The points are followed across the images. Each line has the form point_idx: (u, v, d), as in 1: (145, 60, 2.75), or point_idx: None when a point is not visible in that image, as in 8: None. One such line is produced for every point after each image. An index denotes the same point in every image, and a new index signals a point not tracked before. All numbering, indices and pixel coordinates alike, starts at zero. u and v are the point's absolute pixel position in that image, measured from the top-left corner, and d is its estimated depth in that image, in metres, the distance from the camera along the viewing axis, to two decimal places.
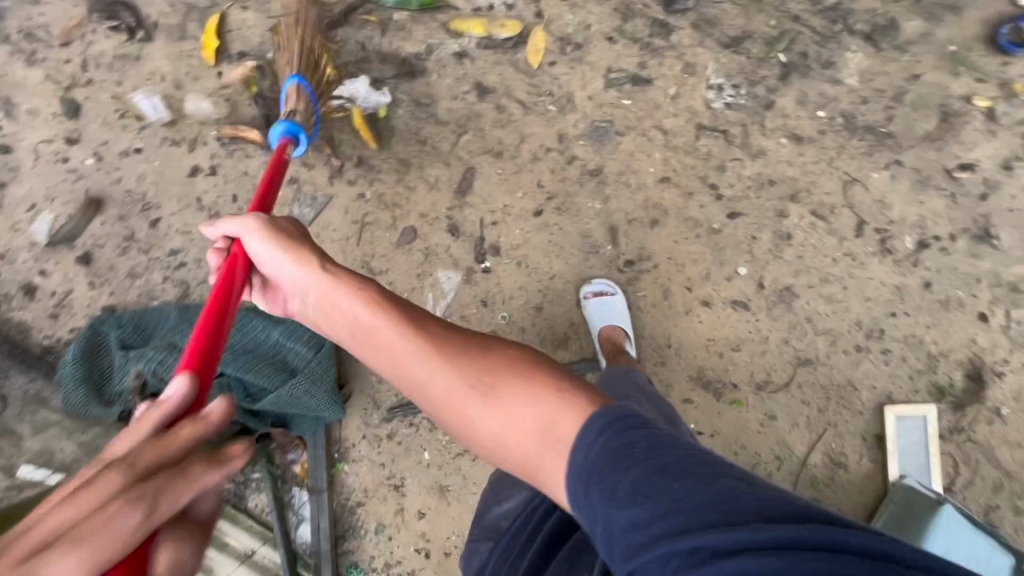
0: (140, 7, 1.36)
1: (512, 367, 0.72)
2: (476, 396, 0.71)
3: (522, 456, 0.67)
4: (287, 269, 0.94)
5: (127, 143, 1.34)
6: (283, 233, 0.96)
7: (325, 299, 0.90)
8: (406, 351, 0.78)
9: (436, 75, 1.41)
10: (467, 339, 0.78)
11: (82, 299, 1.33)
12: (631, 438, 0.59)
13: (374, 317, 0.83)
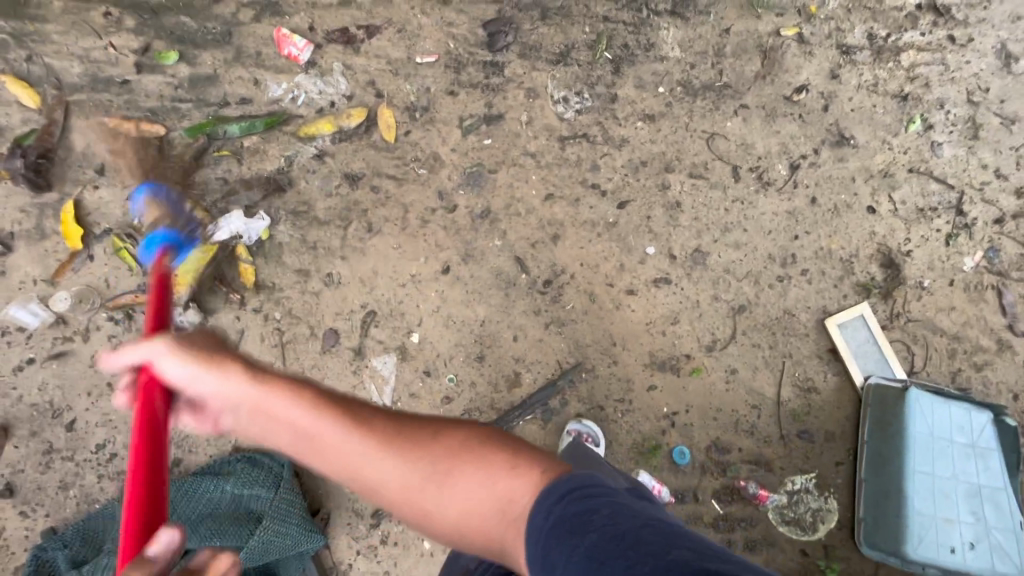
0: None
1: (467, 450, 0.76)
2: (431, 478, 0.74)
3: (482, 536, 0.71)
4: (186, 371, 0.81)
5: (17, 357, 1.29)
6: (197, 351, 0.83)
7: (239, 413, 0.82)
8: (354, 455, 0.76)
9: (303, 181, 1.43)
10: (421, 426, 0.80)
11: (21, 532, 1.25)
12: (591, 505, 0.63)
13: (325, 418, 0.78)
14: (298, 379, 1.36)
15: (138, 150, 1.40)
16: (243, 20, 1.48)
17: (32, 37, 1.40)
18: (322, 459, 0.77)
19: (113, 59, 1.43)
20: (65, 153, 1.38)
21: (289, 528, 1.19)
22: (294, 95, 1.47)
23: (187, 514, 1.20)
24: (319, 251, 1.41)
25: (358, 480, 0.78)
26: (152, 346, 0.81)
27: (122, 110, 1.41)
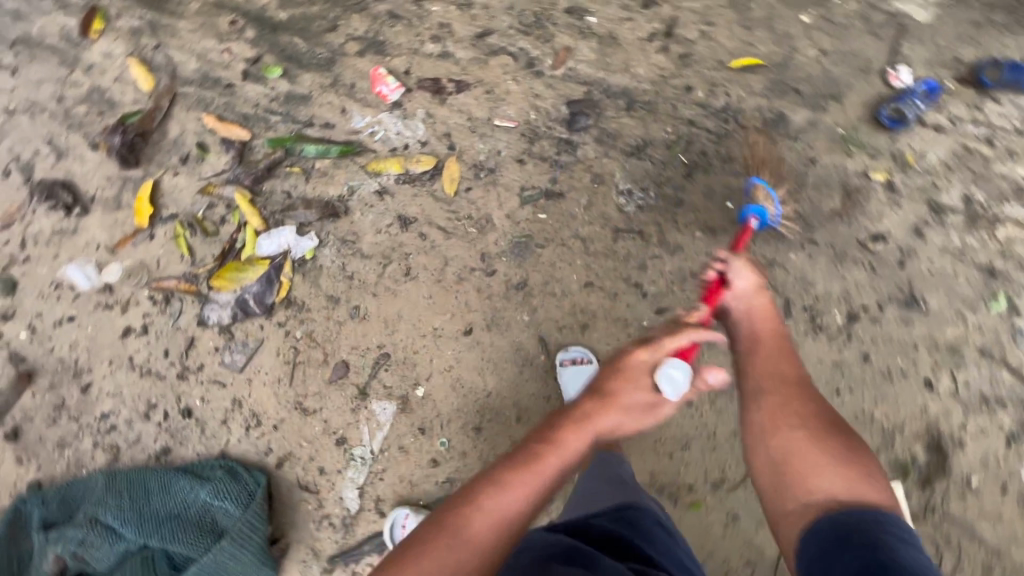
0: (77, 184, 1.45)
1: (799, 450, 1.04)
2: (803, 430, 1.07)
3: (784, 482, 1.01)
4: (746, 288, 1.26)
5: (60, 313, 1.38)
6: (752, 274, 1.33)
7: (748, 317, 1.30)
8: (788, 386, 1.14)
9: (359, 213, 1.48)
10: (814, 405, 1.11)
11: (13, 476, 1.32)
12: (885, 549, 0.80)
13: (794, 368, 1.15)
14: (299, 402, 1.38)
15: (222, 149, 1.49)
16: (348, 52, 1.57)
17: (164, 29, 1.54)
18: (756, 393, 1.15)
19: (226, 62, 1.54)
20: (159, 138, 1.49)
21: (244, 551, 1.20)
22: (374, 130, 1.53)
23: (156, 509, 1.24)
24: (354, 283, 1.44)
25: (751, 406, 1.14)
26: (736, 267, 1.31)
27: (219, 110, 1.52)
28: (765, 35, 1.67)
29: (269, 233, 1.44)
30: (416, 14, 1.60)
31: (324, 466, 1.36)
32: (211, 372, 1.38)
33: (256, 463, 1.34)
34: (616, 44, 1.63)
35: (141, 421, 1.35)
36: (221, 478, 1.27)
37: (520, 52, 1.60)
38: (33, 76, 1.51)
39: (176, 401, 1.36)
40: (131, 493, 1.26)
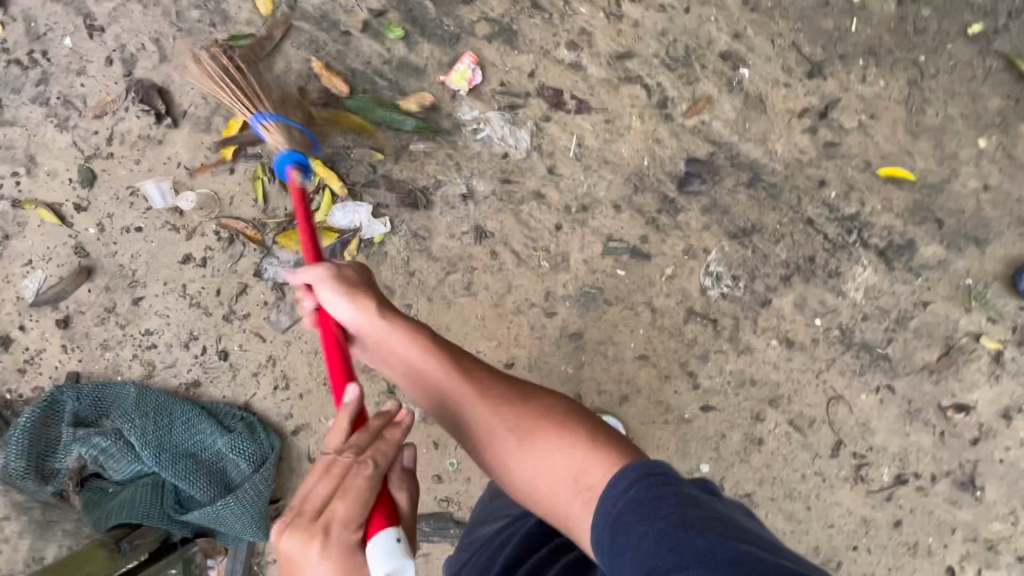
0: (173, 94, 1.41)
1: (547, 419, 0.86)
2: (517, 443, 0.85)
3: (552, 500, 0.79)
4: (348, 312, 1.03)
5: (130, 220, 1.38)
6: (343, 282, 1.03)
7: (379, 345, 1.02)
8: (456, 394, 0.93)
9: (438, 210, 1.41)
10: (518, 390, 0.92)
11: (53, 360, 1.36)
12: (661, 492, 0.66)
13: (467, 381, 0.94)
14: (329, 379, 1.37)
15: (322, 100, 1.42)
16: (477, 33, 1.45)
17: None
18: (470, 416, 0.91)
19: (350, 7, 1.44)
20: (263, 69, 1.42)
21: (243, 511, 1.24)
22: (478, 128, 1.44)
23: (176, 442, 1.28)
24: (413, 281, 1.40)
25: (463, 423, 0.93)
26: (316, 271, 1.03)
27: (330, 57, 1.43)
28: (928, 149, 1.48)
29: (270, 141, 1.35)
30: (560, 11, 1.46)
31: None
32: (255, 324, 1.38)
33: (275, 425, 1.35)
34: (761, 110, 1.46)
35: (180, 348, 1.37)
36: (240, 432, 1.30)
37: (655, 88, 1.46)
38: None
39: (216, 340, 1.38)
40: (157, 417, 1.29)
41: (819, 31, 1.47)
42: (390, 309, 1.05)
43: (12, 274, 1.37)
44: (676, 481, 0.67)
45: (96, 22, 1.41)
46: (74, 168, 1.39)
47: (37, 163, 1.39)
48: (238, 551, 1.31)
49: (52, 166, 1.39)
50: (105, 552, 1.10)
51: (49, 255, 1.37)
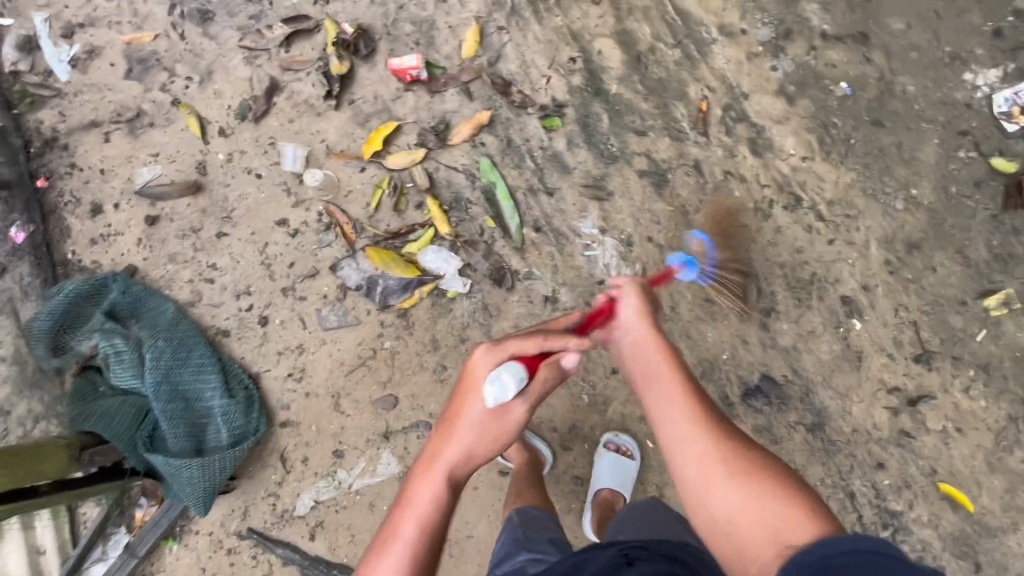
0: (353, 82, 1.50)
1: (764, 468, 0.75)
2: (726, 473, 0.76)
3: (741, 540, 0.71)
4: (657, 348, 0.93)
5: (256, 166, 1.45)
6: (643, 293, 0.99)
7: (635, 346, 0.94)
8: (676, 406, 0.84)
9: (515, 297, 1.43)
10: (731, 429, 0.82)
11: (123, 246, 1.41)
12: (868, 575, 0.54)
13: (715, 416, 0.84)
14: (338, 396, 1.38)
15: (471, 152, 1.48)
16: (632, 164, 1.49)
17: (519, 20, 1.53)
18: (667, 425, 0.84)
19: (537, 87, 1.51)
20: (437, 100, 1.50)
21: (199, 478, 1.23)
22: (590, 246, 1.46)
23: (179, 380, 1.28)
24: (460, 347, 1.40)
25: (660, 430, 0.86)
26: (626, 289, 0.99)
27: (497, 119, 1.50)
28: (999, 488, 1.39)
29: (431, 140, 1.47)
30: (716, 184, 1.49)
31: (308, 458, 1.35)
32: (305, 310, 1.41)
33: (270, 408, 1.36)
34: (855, 366, 1.44)
35: (231, 296, 1.41)
36: (239, 402, 1.31)
37: (767, 294, 1.46)
38: None
39: (264, 305, 1.41)
40: (177, 348, 1.32)
41: (945, 324, 1.46)
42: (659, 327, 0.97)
43: (136, 157, 1.45)
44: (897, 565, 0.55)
45: None
46: (238, 99, 1.48)
47: (211, 78, 1.48)
48: (177, 506, 1.29)
49: (222, 88, 1.48)
50: (66, 453, 1.11)
51: (174, 159, 1.45)
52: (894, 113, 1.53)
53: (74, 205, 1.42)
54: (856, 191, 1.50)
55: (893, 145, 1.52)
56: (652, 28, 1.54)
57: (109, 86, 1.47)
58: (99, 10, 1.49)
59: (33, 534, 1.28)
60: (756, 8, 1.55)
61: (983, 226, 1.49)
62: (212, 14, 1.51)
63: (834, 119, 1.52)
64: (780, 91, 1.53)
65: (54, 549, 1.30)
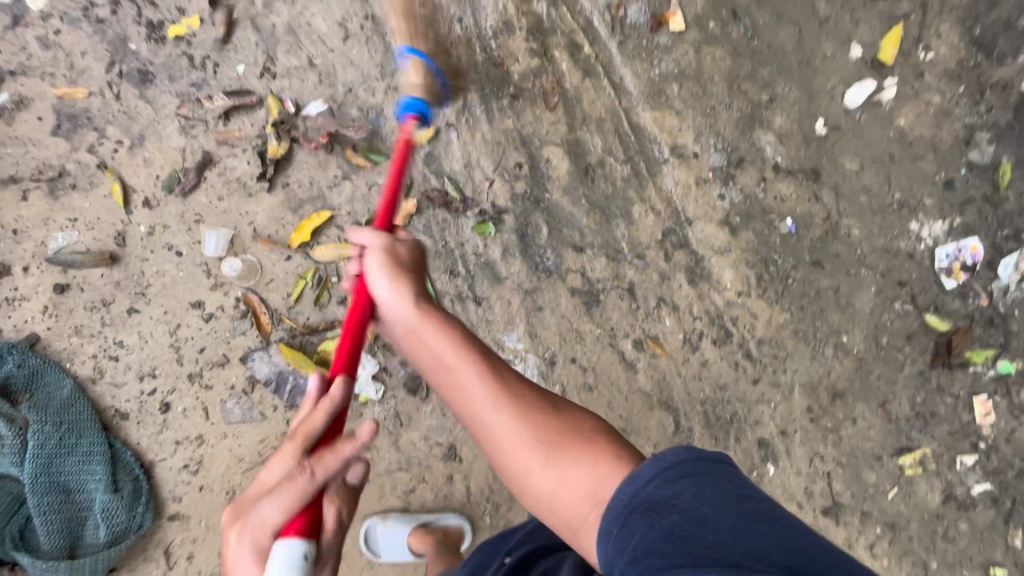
0: (289, 164, 1.45)
1: (575, 433, 0.81)
2: (540, 454, 0.79)
3: (566, 513, 0.75)
4: (409, 316, 0.95)
5: (178, 243, 1.41)
6: (395, 265, 0.98)
7: (411, 336, 0.96)
8: (481, 396, 0.86)
9: (428, 408, 1.40)
10: (531, 396, 0.86)
11: (27, 313, 1.37)
12: (680, 487, 0.61)
13: (468, 359, 0.90)
14: (233, 493, 1.35)
15: None
16: (566, 280, 1.47)
17: (469, 117, 1.50)
18: (467, 412, 0.88)
19: (479, 189, 1.48)
20: (375, 192, 1.46)
21: None
22: (512, 361, 1.43)
23: (62, 471, 1.26)
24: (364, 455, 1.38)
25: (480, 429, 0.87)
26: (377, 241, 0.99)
27: (433, 218, 1.46)
28: None
29: None
30: (648, 310, 1.47)
31: (193, 557, 1.32)
32: (210, 399, 1.37)
33: (159, 501, 1.32)
34: None
35: (134, 376, 1.36)
36: (120, 499, 1.27)
37: (684, 428, 1.44)
38: (353, 54, 1.49)
39: (168, 391, 1.36)
40: (65, 435, 1.28)
41: (858, 479, 1.45)
42: (428, 302, 0.97)
43: (53, 220, 1.40)
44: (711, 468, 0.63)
45: (273, 67, 1.48)
46: (168, 169, 1.43)
47: (143, 144, 1.44)
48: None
49: (152, 155, 1.43)
50: None
51: (92, 225, 1.40)
52: (835, 256, 1.51)
53: None
54: (788, 332, 1.48)
55: (830, 288, 1.50)
56: (603, 142, 1.52)
57: (34, 141, 1.42)
58: (34, 59, 1.44)
59: None
60: (709, 133, 1.53)
61: (909, 381, 1.48)
62: (152, 76, 1.46)
63: (774, 256, 1.50)
64: (725, 220, 1.51)
65: None
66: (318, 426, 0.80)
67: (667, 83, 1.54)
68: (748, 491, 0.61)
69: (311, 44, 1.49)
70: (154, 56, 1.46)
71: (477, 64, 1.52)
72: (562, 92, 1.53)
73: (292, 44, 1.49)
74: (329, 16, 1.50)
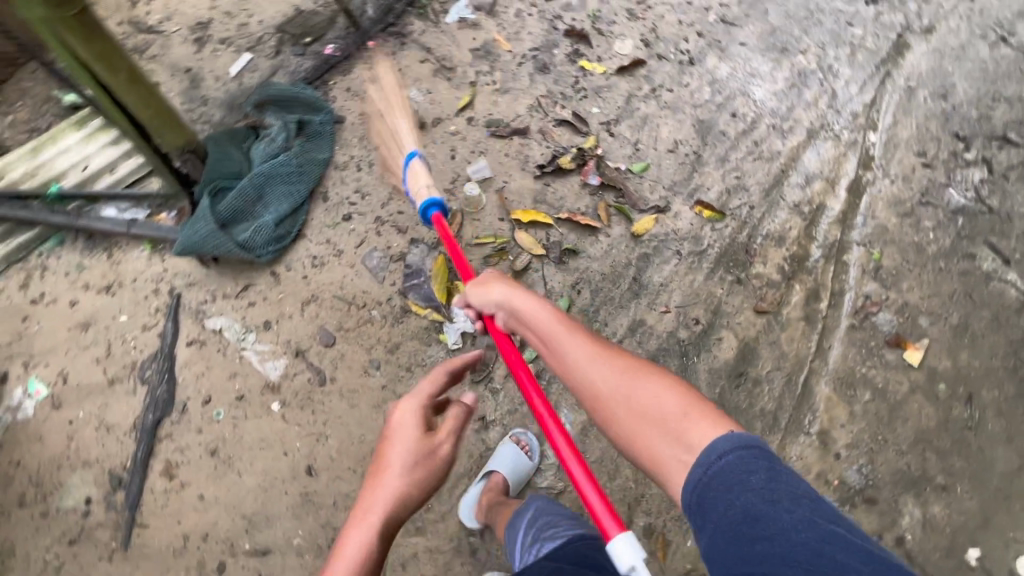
0: (562, 176, 1.77)
1: (654, 388, 0.89)
2: (625, 398, 0.90)
3: (651, 454, 0.85)
4: (504, 295, 1.10)
5: (459, 151, 1.79)
6: (493, 279, 1.14)
7: (521, 314, 1.07)
8: (575, 356, 0.98)
9: (468, 392, 1.48)
10: (615, 354, 0.97)
11: (354, 106, 1.85)
12: (752, 470, 0.73)
13: (569, 328, 1.01)
14: (313, 298, 1.56)
15: (566, 287, 1.62)
16: None
17: (695, 261, 1.67)
18: (557, 359, 1.00)
19: (653, 306, 1.61)
20: (589, 240, 1.68)
21: (201, 235, 1.52)
22: None
23: (272, 186, 1.62)
24: (400, 369, 1.50)
25: (570, 379, 0.99)
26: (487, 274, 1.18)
27: (606, 292, 1.62)
28: None
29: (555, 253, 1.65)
30: (683, 516, 1.41)
31: (250, 304, 1.54)
32: (370, 239, 1.64)
33: (280, 255, 1.59)
34: None
35: (355, 185, 1.71)
36: (270, 229, 1.57)
37: None
38: (664, 162, 1.81)
39: (359, 210, 1.68)
40: (296, 172, 1.66)
41: None
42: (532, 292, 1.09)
43: (420, 83, 1.91)
44: (778, 464, 0.75)
45: (613, 125, 1.86)
46: (500, 116, 1.85)
47: (503, 93, 1.89)
48: (165, 234, 1.57)
49: (501, 102, 1.88)
50: (184, 142, 1.51)
51: (433, 102, 1.87)
52: None
53: (366, 68, 1.92)
54: None
55: None
56: (772, 371, 1.55)
57: (459, 43, 1.98)
58: (504, 14, 2.04)
59: (101, 165, 1.67)
60: (865, 454, 1.46)
61: None
62: (548, 71, 1.95)
63: None
64: None
65: (98, 178, 1.66)
66: (450, 416, 0.99)
67: (863, 386, 1.54)
68: (806, 497, 0.71)
69: (648, 135, 1.85)
70: (560, 64, 1.96)
71: (735, 238, 1.71)
72: (776, 311, 1.62)
73: (637, 125, 1.86)
74: (674, 133, 1.86)
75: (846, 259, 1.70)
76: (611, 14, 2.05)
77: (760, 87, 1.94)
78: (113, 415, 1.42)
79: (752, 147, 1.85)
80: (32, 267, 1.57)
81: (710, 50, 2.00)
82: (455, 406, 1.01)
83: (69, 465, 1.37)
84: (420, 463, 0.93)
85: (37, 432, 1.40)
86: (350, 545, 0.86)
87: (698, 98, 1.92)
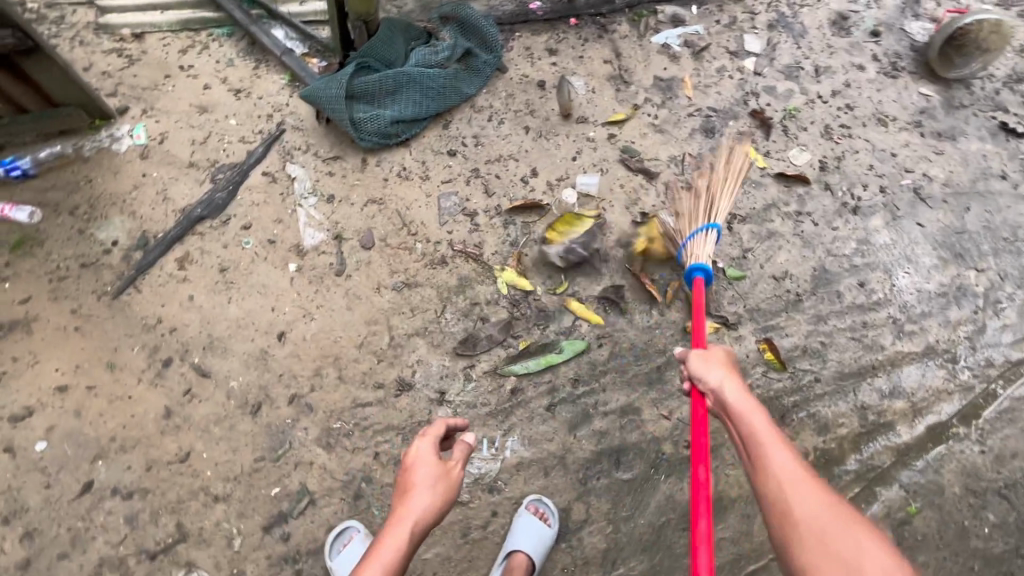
0: (657, 234, 1.68)
1: (834, 527, 0.75)
2: (809, 541, 0.76)
3: None
4: (720, 378, 1.00)
5: (582, 156, 1.75)
6: (713, 356, 1.05)
7: (721, 397, 0.96)
8: (767, 466, 0.84)
9: (447, 362, 1.46)
10: (802, 482, 0.82)
11: (521, 65, 1.85)
12: None
13: (763, 422, 0.89)
14: (379, 200, 1.60)
15: (592, 333, 1.54)
16: (577, 499, 1.39)
17: None
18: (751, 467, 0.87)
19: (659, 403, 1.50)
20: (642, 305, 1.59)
21: (329, 92, 1.60)
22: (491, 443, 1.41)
23: (409, 88, 1.67)
24: (406, 304, 1.50)
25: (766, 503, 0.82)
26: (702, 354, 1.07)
27: (625, 360, 1.52)
28: None
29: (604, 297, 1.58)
30: None
31: (329, 172, 1.61)
32: (457, 182, 1.66)
33: (377, 148, 1.65)
34: None
35: (476, 130, 1.73)
36: (383, 122, 1.62)
37: None
38: (762, 283, 1.67)
39: (465, 152, 1.70)
40: (436, 89, 1.70)
41: None
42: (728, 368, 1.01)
43: (590, 77, 1.87)
44: None
45: (737, 220, 1.74)
46: (639, 148, 1.79)
47: (656, 130, 1.82)
48: (304, 77, 1.68)
49: (648, 136, 1.81)
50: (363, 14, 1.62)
51: (589, 100, 1.83)
52: None
53: (553, 39, 1.92)
54: None
55: None
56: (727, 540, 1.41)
57: (648, 64, 1.92)
58: (706, 63, 1.95)
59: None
60: None
61: None
62: (711, 136, 1.84)
63: None
64: None
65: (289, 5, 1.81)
66: (461, 448, 1.04)
67: None
68: None
69: (763, 249, 1.71)
70: (727, 136, 1.85)
71: (781, 396, 1.55)
72: None
73: (760, 234, 1.73)
74: (791, 263, 1.70)
75: (878, 490, 1.49)
76: (807, 120, 1.90)
77: (907, 275, 1.73)
78: (175, 189, 1.54)
79: (859, 325, 1.65)
80: (198, 41, 1.73)
81: (881, 211, 1.80)
82: (460, 443, 1.06)
83: (120, 206, 1.51)
84: (437, 481, 0.94)
85: (116, 165, 1.54)
86: (384, 546, 0.84)
87: (838, 246, 1.74)
